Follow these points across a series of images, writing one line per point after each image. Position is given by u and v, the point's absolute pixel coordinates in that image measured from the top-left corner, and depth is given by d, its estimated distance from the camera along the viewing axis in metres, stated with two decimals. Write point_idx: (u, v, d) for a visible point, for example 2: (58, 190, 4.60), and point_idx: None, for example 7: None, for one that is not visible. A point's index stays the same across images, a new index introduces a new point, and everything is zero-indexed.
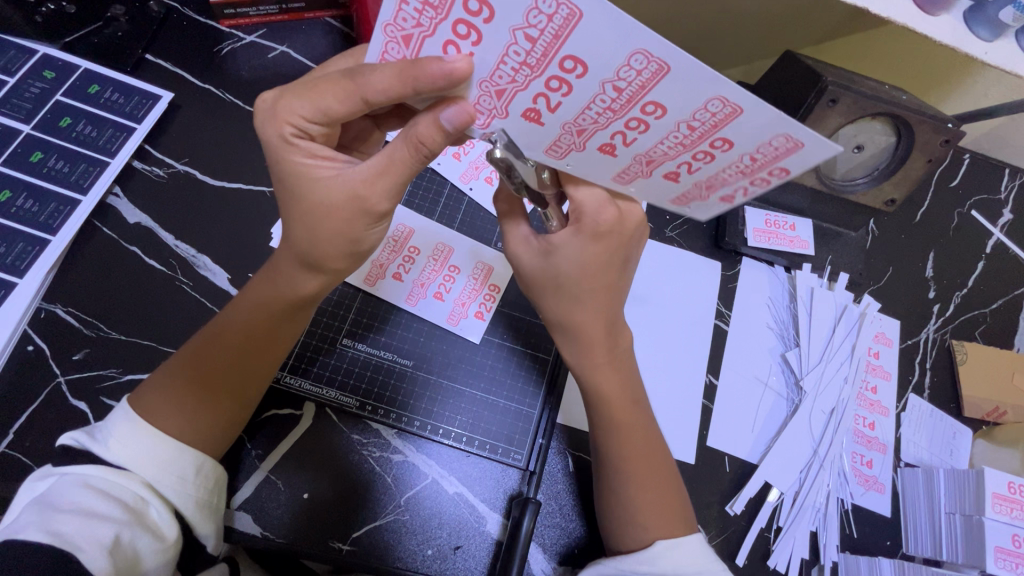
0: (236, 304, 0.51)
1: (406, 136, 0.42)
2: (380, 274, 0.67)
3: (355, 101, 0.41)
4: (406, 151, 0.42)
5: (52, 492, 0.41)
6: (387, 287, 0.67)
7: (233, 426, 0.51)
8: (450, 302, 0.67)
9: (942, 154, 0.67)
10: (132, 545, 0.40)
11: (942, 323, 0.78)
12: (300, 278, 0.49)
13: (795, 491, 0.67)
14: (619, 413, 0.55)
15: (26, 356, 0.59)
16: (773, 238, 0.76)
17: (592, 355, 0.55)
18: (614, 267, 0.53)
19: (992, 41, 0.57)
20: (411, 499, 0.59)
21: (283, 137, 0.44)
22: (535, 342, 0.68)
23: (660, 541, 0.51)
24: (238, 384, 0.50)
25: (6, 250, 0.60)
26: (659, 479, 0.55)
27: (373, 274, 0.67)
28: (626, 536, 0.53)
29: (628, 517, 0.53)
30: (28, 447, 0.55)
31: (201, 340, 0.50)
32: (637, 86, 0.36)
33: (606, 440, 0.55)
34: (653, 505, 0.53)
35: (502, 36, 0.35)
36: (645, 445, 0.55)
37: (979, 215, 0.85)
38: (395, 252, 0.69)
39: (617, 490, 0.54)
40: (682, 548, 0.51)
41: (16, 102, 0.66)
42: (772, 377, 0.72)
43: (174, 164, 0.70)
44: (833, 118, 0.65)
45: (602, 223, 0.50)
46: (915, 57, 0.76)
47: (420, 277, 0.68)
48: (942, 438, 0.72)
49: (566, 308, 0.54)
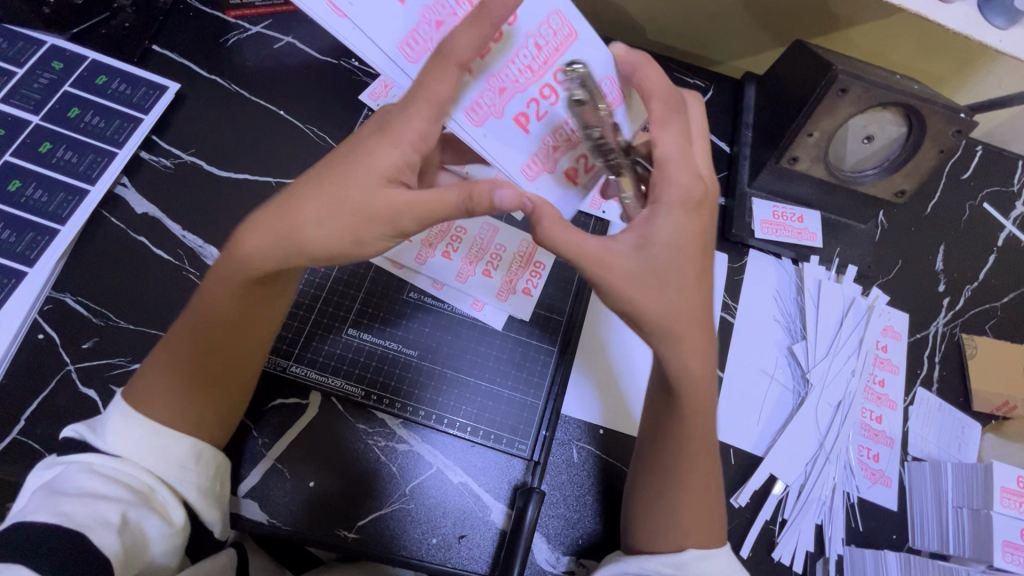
0: (209, 292, 0.48)
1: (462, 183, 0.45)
2: (488, 123, 0.51)
3: (452, 72, 0.45)
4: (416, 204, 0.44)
5: (59, 478, 0.42)
6: (496, 136, 0.51)
7: (232, 417, 0.52)
8: (498, 278, 0.69)
9: (955, 145, 0.66)
10: (140, 526, 0.41)
11: (951, 316, 0.77)
12: (258, 254, 0.45)
13: (800, 484, 0.66)
14: (689, 420, 0.52)
15: (37, 344, 0.59)
16: (780, 230, 0.76)
17: None
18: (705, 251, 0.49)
19: (1007, 30, 0.56)
20: (416, 488, 0.59)
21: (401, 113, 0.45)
22: (549, 304, 0.69)
23: (689, 549, 0.52)
24: (234, 381, 0.50)
25: (16, 239, 0.61)
26: (702, 489, 0.54)
27: (474, 111, 0.50)
28: (661, 533, 0.53)
29: (670, 521, 0.53)
30: (39, 434, 0.56)
31: (183, 330, 0.49)
32: (552, 48, 0.51)
33: (670, 438, 0.53)
34: (694, 514, 0.53)
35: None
36: (702, 443, 0.53)
37: (991, 207, 0.84)
38: (499, 80, 0.50)
39: (664, 491, 0.54)
40: (709, 558, 0.52)
41: (25, 93, 0.67)
42: (778, 370, 0.71)
43: (180, 155, 0.70)
44: (843, 109, 0.64)
45: (691, 193, 0.49)
46: (928, 46, 0.75)
47: (538, 112, 0.52)
48: (950, 432, 0.71)
49: None
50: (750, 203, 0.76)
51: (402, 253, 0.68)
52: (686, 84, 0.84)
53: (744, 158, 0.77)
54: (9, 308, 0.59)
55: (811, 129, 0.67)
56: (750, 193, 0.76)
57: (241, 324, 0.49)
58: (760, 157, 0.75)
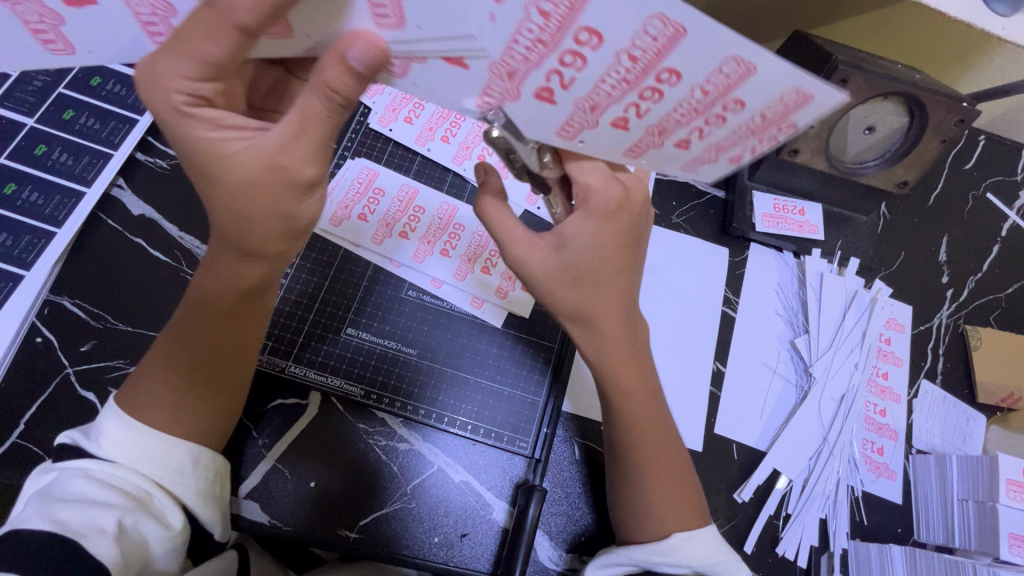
0: (203, 271, 0.49)
1: (314, 86, 0.37)
2: (408, 13, 0.33)
3: (231, 36, 0.35)
4: (318, 103, 0.38)
5: (54, 484, 0.41)
6: (437, 21, 0.33)
7: (223, 420, 0.51)
8: (497, 276, 0.68)
9: (957, 134, 0.66)
10: (138, 532, 0.41)
11: (955, 308, 0.77)
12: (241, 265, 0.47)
13: (804, 479, 0.66)
14: (631, 410, 0.54)
15: (34, 347, 0.59)
16: (782, 223, 0.75)
17: (609, 350, 0.53)
18: (627, 249, 0.50)
19: (1011, 17, 0.54)
20: (418, 487, 0.59)
21: (174, 107, 0.38)
22: None
23: (674, 533, 0.51)
24: (220, 379, 0.50)
25: (13, 242, 0.61)
26: (675, 474, 0.54)
27: (385, 14, 0.34)
28: (645, 522, 0.52)
29: (642, 510, 0.53)
30: (38, 437, 0.56)
31: (179, 325, 0.49)
32: (653, 54, 0.34)
33: (619, 428, 0.54)
34: (668, 499, 0.52)
35: (82, 15, 0.34)
36: (655, 431, 0.54)
37: (994, 198, 0.83)
38: (719, 147, 0.42)
39: (630, 480, 0.54)
40: (694, 539, 0.51)
41: (20, 96, 0.67)
42: (781, 363, 0.71)
43: (176, 155, 0.70)
44: (843, 99, 0.63)
45: (611, 201, 0.48)
46: (928, 35, 0.74)
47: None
48: (954, 424, 0.71)
49: (577, 299, 0.50)
50: (750, 196, 0.75)
51: (397, 250, 0.68)
52: None
53: None
54: (7, 312, 0.59)
55: None
56: (752, 186, 0.76)
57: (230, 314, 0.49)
58: None
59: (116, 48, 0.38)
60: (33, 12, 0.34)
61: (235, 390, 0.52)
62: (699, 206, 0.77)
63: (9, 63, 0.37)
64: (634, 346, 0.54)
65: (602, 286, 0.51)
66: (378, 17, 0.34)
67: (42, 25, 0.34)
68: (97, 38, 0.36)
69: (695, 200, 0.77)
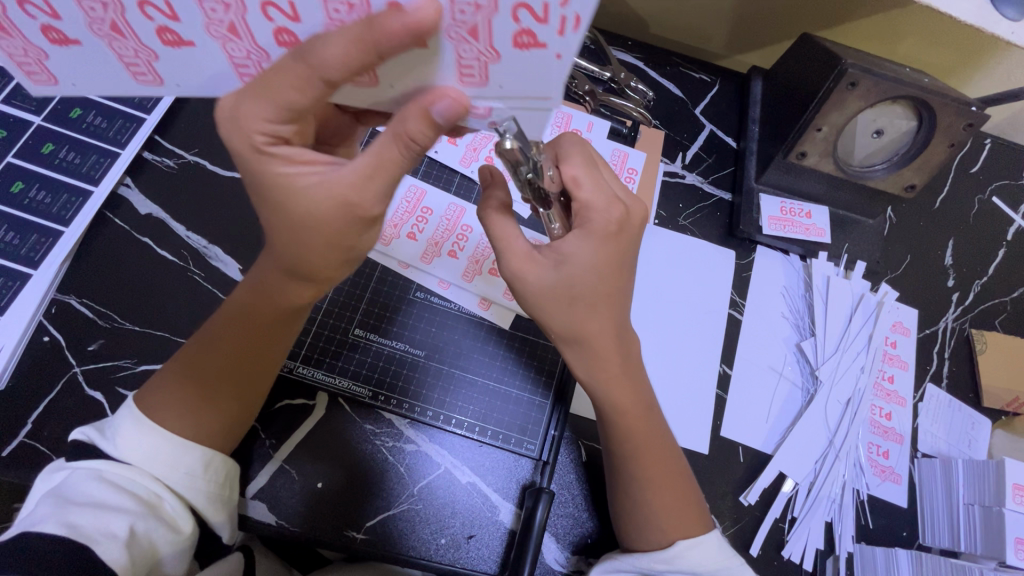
0: (242, 291, 0.49)
1: (394, 133, 0.38)
2: (493, 71, 0.35)
3: (316, 87, 0.36)
4: (394, 148, 0.39)
5: (66, 485, 0.41)
6: (518, 77, 0.35)
7: (239, 428, 0.51)
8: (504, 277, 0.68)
9: (965, 138, 0.65)
10: (148, 537, 0.41)
11: (961, 312, 0.77)
12: (292, 291, 0.47)
13: (810, 482, 0.66)
14: (631, 420, 0.54)
15: (42, 346, 0.59)
16: (789, 226, 0.75)
17: (603, 367, 0.53)
18: (621, 268, 0.52)
19: (1020, 21, 0.54)
20: (424, 488, 0.59)
21: (254, 146, 0.40)
22: None
23: (679, 541, 0.51)
24: (240, 391, 0.49)
25: (20, 241, 0.61)
26: (674, 482, 0.54)
27: (472, 72, 0.36)
28: (647, 531, 0.52)
29: (646, 518, 0.53)
30: (45, 436, 0.56)
31: (202, 337, 0.49)
32: None
33: (616, 441, 0.54)
34: (670, 508, 0.53)
35: (173, 52, 0.37)
36: (654, 442, 0.54)
37: (1000, 201, 0.83)
38: None
39: (630, 490, 0.53)
40: (699, 545, 0.51)
41: (27, 95, 0.67)
42: (787, 366, 0.71)
43: (184, 155, 0.70)
44: (853, 102, 0.63)
45: (612, 221, 0.51)
46: (936, 38, 0.74)
47: (535, 13, 0.30)
48: (960, 428, 0.71)
49: (570, 318, 0.51)
50: (757, 199, 0.75)
51: (405, 251, 0.68)
52: (690, 79, 0.84)
53: (750, 154, 0.77)
54: (13, 310, 0.59)
55: (820, 124, 0.66)
56: (758, 189, 0.76)
57: (257, 327, 0.49)
58: (767, 152, 0.74)
59: (201, 82, 0.40)
60: (130, 48, 0.36)
61: (255, 400, 0.52)
62: (706, 208, 0.77)
63: (82, 88, 0.40)
64: (627, 358, 0.55)
65: (602, 294, 0.51)
66: (464, 72, 0.36)
67: (138, 60, 0.37)
68: (184, 73, 0.38)
69: (701, 202, 0.77)
